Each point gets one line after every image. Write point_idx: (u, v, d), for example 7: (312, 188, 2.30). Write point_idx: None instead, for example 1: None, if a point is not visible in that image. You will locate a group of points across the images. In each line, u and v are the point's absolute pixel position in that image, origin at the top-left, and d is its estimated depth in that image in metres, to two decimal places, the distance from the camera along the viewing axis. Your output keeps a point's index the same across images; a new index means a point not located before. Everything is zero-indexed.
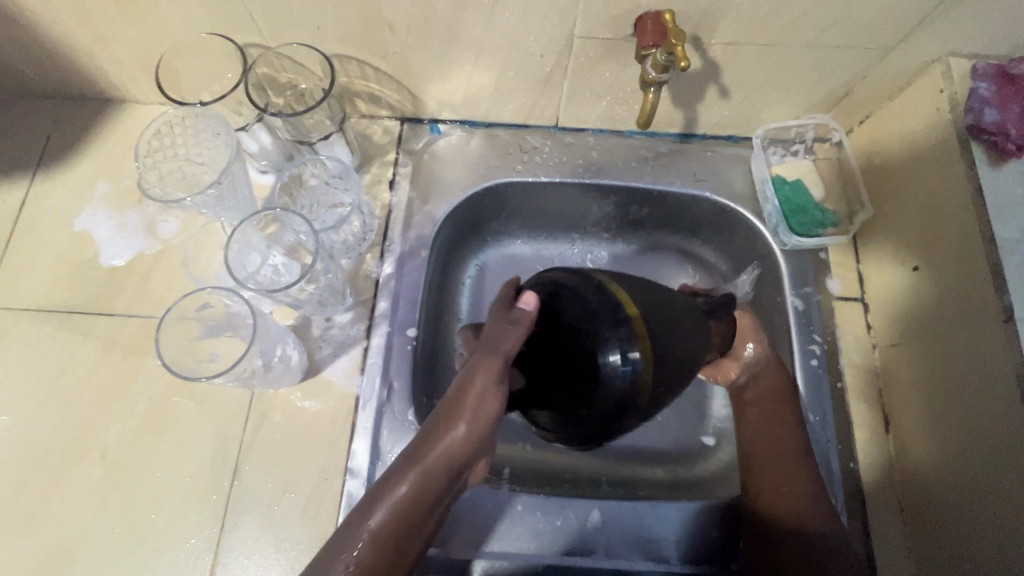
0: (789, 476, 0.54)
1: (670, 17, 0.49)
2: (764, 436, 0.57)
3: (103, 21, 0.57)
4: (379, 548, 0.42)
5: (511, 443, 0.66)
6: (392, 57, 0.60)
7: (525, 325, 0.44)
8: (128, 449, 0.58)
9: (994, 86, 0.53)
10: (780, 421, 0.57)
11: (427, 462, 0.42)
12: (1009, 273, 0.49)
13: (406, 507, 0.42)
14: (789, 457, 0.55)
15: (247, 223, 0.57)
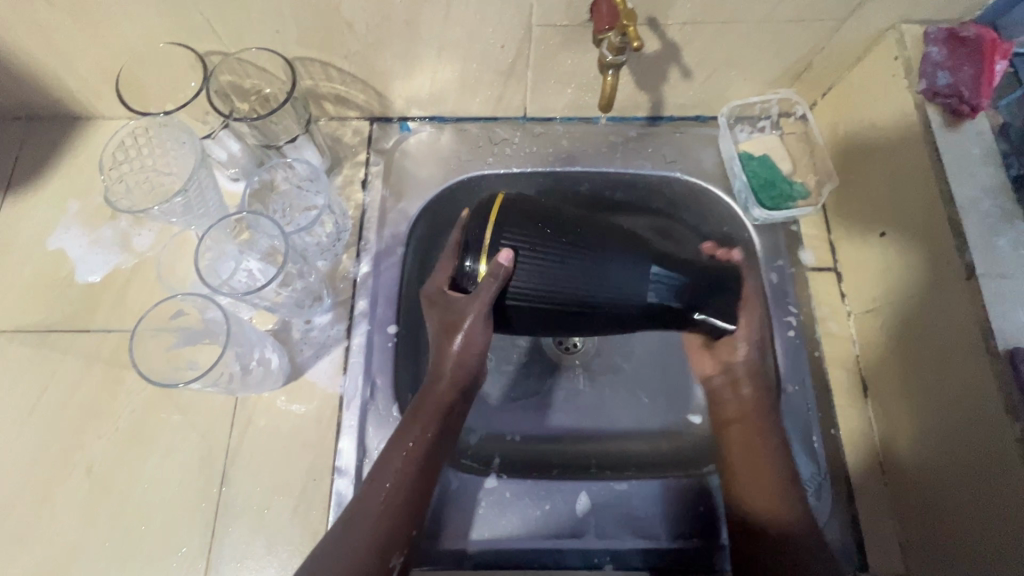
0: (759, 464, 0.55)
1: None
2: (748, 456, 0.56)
3: (62, 38, 0.56)
4: (385, 507, 0.50)
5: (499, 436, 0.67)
6: (354, 57, 0.60)
7: (499, 282, 0.48)
8: (114, 463, 0.58)
9: (946, 49, 0.54)
10: (759, 444, 0.56)
11: (420, 413, 0.53)
12: (968, 231, 0.50)
13: (404, 464, 0.51)
14: (762, 477, 0.55)
15: (216, 228, 0.57)
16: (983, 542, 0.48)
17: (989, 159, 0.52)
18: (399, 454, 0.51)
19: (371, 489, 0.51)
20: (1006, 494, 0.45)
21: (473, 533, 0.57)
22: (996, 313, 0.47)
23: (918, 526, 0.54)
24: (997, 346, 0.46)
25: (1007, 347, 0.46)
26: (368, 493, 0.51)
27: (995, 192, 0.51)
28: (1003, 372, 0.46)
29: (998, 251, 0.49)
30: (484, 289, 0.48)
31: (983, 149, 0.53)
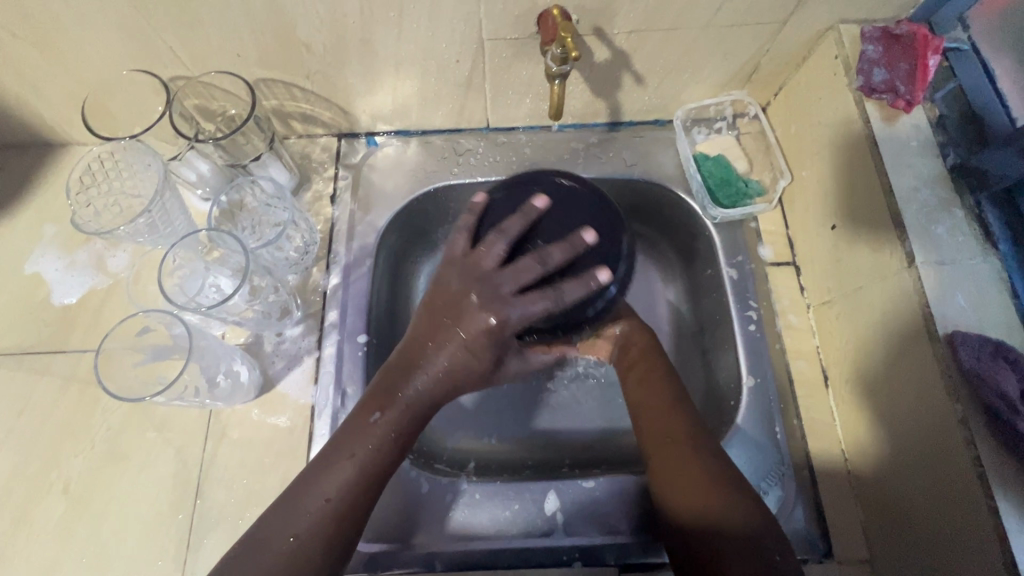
0: (669, 434, 0.52)
1: (557, 12, 0.53)
2: (659, 425, 0.53)
3: (30, 70, 0.58)
4: (329, 517, 0.45)
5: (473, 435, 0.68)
6: (316, 76, 0.62)
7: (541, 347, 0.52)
8: (90, 480, 0.59)
9: (882, 47, 0.57)
10: (651, 376, 0.57)
11: (381, 419, 0.48)
12: (907, 219, 0.52)
13: (364, 473, 0.47)
14: (661, 403, 0.54)
15: (182, 247, 0.59)
16: (932, 523, 0.48)
17: (927, 150, 0.54)
18: (352, 465, 0.47)
19: (326, 507, 0.45)
20: (952, 473, 0.46)
21: (444, 536, 0.57)
22: (935, 299, 0.49)
23: (877, 512, 0.55)
24: (937, 330, 0.48)
25: (947, 331, 0.48)
26: (305, 501, 0.45)
27: (932, 182, 0.53)
28: (944, 354, 0.47)
29: (937, 238, 0.51)
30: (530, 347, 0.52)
31: (920, 141, 0.54)
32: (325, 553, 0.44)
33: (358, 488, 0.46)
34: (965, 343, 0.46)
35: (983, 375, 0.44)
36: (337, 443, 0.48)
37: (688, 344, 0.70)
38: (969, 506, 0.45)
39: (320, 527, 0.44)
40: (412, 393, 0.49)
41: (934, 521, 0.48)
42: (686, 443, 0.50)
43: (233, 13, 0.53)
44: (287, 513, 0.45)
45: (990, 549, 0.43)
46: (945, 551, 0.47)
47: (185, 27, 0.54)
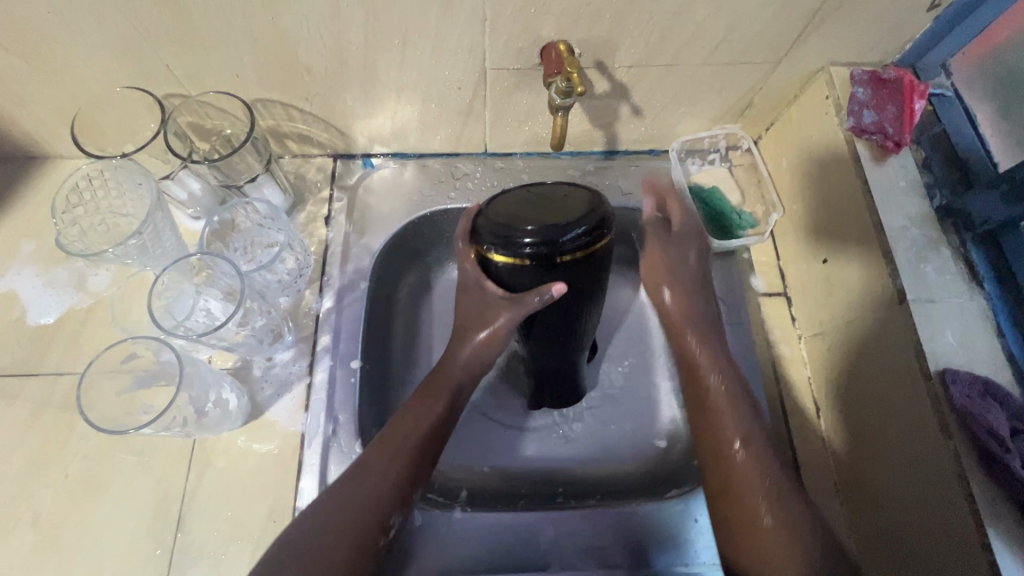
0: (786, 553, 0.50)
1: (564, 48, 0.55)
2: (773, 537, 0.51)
3: (16, 82, 0.56)
4: (390, 483, 0.49)
5: (461, 462, 0.67)
6: (315, 98, 0.62)
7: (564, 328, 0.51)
8: (63, 512, 0.56)
9: (871, 89, 0.59)
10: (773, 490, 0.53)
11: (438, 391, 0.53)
12: (899, 260, 0.53)
13: (418, 435, 0.51)
14: (780, 526, 0.51)
15: (172, 270, 0.57)
16: (921, 533, 0.50)
17: (914, 190, 0.56)
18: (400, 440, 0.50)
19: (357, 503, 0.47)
20: (947, 508, 0.47)
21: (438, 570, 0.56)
22: (927, 336, 0.50)
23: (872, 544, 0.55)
24: (930, 370, 0.49)
25: (939, 368, 0.49)
26: (375, 464, 0.49)
27: (920, 222, 0.55)
28: (938, 392, 0.48)
29: (926, 276, 0.52)
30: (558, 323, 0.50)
31: (909, 181, 0.57)
32: (385, 519, 0.48)
33: (416, 462, 0.50)
34: (957, 383, 0.48)
35: (974, 414, 0.46)
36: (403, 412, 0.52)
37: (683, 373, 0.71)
38: (951, 513, 0.46)
39: (376, 508, 0.48)
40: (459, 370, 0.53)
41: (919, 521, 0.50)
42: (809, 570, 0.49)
43: (234, 34, 0.52)
44: (357, 480, 0.48)
45: (968, 534, 0.45)
46: (932, 553, 0.49)
47: (182, 44, 0.53)
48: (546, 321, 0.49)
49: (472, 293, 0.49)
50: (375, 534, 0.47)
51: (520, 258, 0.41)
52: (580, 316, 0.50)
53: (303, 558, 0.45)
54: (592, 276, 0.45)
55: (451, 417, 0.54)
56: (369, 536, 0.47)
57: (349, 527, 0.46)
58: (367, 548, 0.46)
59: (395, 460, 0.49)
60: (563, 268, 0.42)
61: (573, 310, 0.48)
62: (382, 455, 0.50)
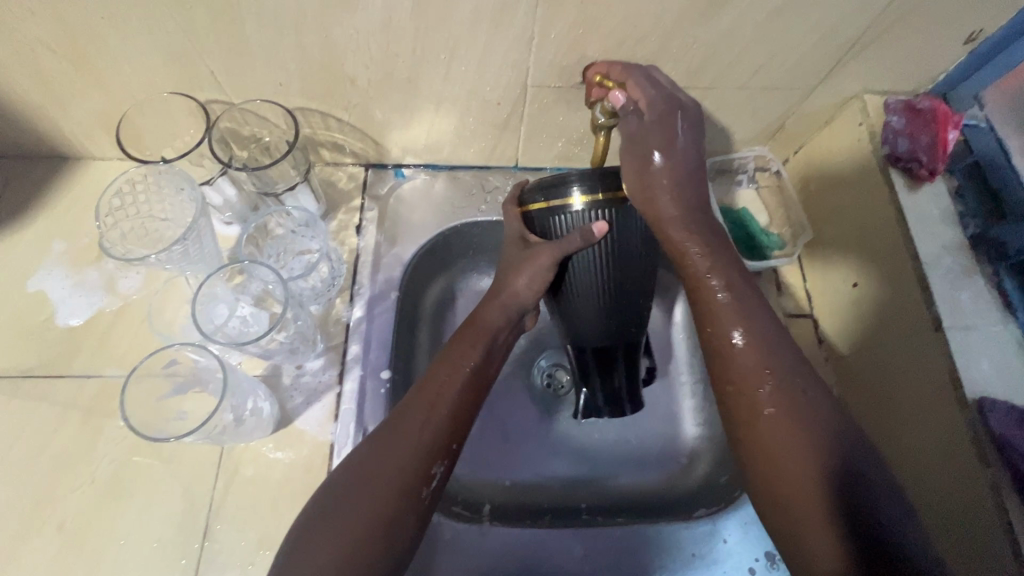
0: (786, 431, 0.45)
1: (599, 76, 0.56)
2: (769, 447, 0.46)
3: (60, 84, 0.56)
4: (434, 428, 0.47)
5: (476, 468, 0.67)
6: (355, 108, 0.62)
7: (597, 278, 0.51)
8: (89, 518, 0.55)
9: (905, 118, 0.60)
10: (763, 332, 0.49)
11: (473, 340, 0.53)
12: (934, 286, 0.54)
13: (457, 380, 0.50)
14: (781, 388, 0.47)
15: (214, 276, 0.56)
16: (951, 518, 0.51)
17: (947, 219, 0.57)
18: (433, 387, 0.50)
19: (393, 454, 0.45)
20: (982, 533, 0.48)
21: None
22: (963, 366, 0.51)
23: None
24: (966, 397, 0.50)
25: (975, 397, 0.50)
26: (416, 407, 0.48)
27: (953, 250, 0.56)
28: (975, 420, 0.49)
29: (960, 303, 0.53)
30: (589, 275, 0.51)
31: (942, 210, 0.58)
32: (427, 467, 0.46)
33: (459, 407, 0.49)
34: (994, 411, 0.48)
35: (1011, 442, 0.47)
36: (441, 362, 0.52)
37: (705, 391, 0.70)
38: (988, 538, 0.47)
39: (408, 456, 0.45)
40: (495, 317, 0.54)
41: (955, 518, 0.50)
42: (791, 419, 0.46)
43: (284, 44, 0.53)
44: (396, 429, 0.47)
45: (997, 534, 0.47)
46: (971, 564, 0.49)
47: (231, 53, 0.54)
48: (586, 270, 0.51)
49: (512, 246, 0.54)
50: (417, 483, 0.45)
51: (561, 202, 0.49)
52: (624, 271, 0.51)
53: (347, 507, 0.43)
54: (629, 229, 0.50)
55: (488, 362, 0.53)
56: (410, 482, 0.45)
57: (392, 477, 0.44)
58: (408, 498, 0.44)
59: (440, 404, 0.49)
60: (598, 210, 0.48)
61: (613, 262, 0.50)
62: (423, 399, 0.49)
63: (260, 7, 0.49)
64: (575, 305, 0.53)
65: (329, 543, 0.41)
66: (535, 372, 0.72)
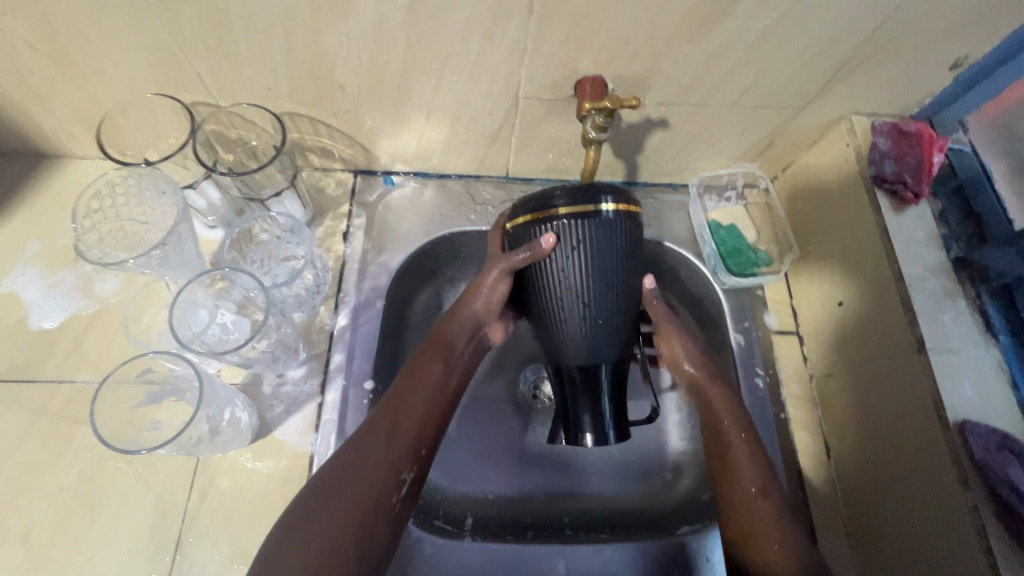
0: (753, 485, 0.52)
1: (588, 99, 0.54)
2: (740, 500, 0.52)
3: (40, 81, 0.55)
4: (399, 441, 0.48)
5: (452, 482, 0.66)
6: (345, 114, 0.61)
7: (563, 291, 0.49)
8: (55, 529, 0.54)
9: (891, 140, 0.61)
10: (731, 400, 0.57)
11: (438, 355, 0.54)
12: (917, 307, 0.54)
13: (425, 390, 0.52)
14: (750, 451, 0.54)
15: (194, 282, 0.55)
16: (930, 544, 0.51)
17: (932, 242, 0.58)
18: (400, 399, 0.51)
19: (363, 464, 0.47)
20: (961, 555, 0.48)
21: None
22: (945, 389, 0.51)
23: None
24: (947, 417, 0.50)
25: (956, 419, 0.50)
26: (380, 419, 0.49)
27: (937, 272, 0.57)
28: (956, 441, 0.49)
29: (943, 325, 0.54)
30: (556, 285, 0.49)
31: (927, 232, 0.58)
32: (396, 476, 0.47)
33: (424, 416, 0.50)
34: (974, 433, 0.49)
35: (990, 465, 0.48)
36: (406, 374, 0.53)
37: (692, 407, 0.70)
38: (966, 560, 0.48)
39: (377, 470, 0.46)
40: (460, 336, 0.56)
41: (933, 540, 0.50)
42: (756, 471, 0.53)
43: (273, 48, 0.52)
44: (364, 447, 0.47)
45: (976, 555, 0.47)
46: None
47: (218, 56, 0.53)
48: (551, 278, 0.49)
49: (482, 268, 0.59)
50: (390, 488, 0.46)
51: (540, 211, 0.48)
52: (601, 281, 0.48)
53: (318, 517, 0.44)
54: (604, 243, 0.47)
55: (451, 375, 0.54)
56: (382, 490, 0.46)
57: (368, 485, 0.46)
58: (381, 504, 0.46)
59: (407, 412, 0.50)
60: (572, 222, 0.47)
61: (592, 270, 0.48)
62: (387, 410, 0.50)
63: (250, 10, 0.48)
64: (553, 315, 0.50)
65: (298, 554, 0.42)
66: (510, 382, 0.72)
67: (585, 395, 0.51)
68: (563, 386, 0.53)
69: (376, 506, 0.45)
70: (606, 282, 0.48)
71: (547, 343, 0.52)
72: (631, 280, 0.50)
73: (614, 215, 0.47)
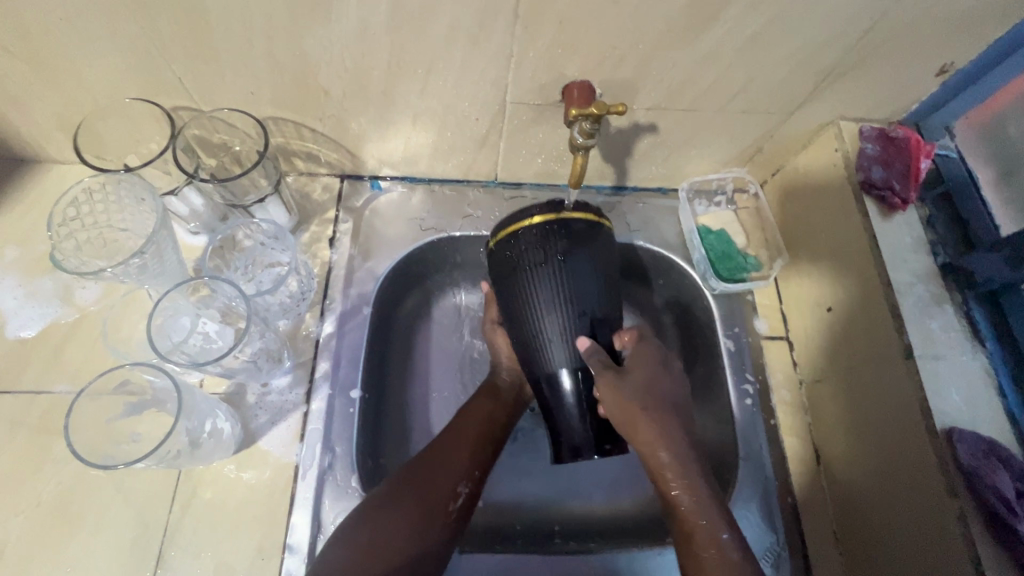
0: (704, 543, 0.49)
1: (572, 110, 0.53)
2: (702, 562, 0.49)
3: (16, 86, 0.54)
4: (455, 461, 0.55)
5: None
6: (330, 119, 0.61)
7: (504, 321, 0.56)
8: (32, 544, 0.52)
9: (879, 146, 0.61)
10: (683, 464, 0.52)
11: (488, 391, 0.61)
12: (905, 313, 0.55)
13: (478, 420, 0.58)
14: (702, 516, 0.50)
15: (176, 291, 0.55)
16: (920, 552, 0.50)
17: (919, 248, 0.58)
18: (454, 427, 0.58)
19: (413, 481, 0.53)
20: (950, 562, 0.48)
21: None
22: (932, 395, 0.51)
23: None
24: (935, 426, 0.50)
25: (944, 426, 0.50)
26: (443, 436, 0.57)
27: (924, 278, 0.57)
28: (944, 449, 0.49)
29: (930, 332, 0.54)
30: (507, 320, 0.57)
31: (913, 238, 0.59)
32: (454, 489, 0.54)
33: (479, 440, 0.57)
34: (963, 441, 0.49)
35: (977, 471, 0.48)
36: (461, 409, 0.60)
37: None
38: (955, 567, 0.47)
39: (427, 487, 0.53)
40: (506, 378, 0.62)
41: (924, 548, 0.50)
42: (707, 528, 0.50)
43: (253, 53, 0.51)
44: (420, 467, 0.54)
45: (965, 562, 0.47)
46: None
47: (197, 60, 0.52)
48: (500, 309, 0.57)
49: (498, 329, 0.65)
50: (446, 500, 0.53)
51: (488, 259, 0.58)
52: (522, 303, 0.53)
53: (376, 521, 0.50)
54: (509, 269, 0.53)
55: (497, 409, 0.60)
56: (439, 501, 0.53)
57: (422, 495, 0.52)
58: (437, 517, 0.52)
59: (464, 432, 0.57)
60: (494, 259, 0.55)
61: (570, 278, 0.52)
62: (445, 437, 0.57)
63: (229, 15, 0.47)
64: (537, 329, 0.53)
65: (361, 557, 0.48)
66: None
67: (578, 402, 0.53)
68: (550, 400, 0.54)
69: (434, 514, 0.52)
70: (580, 287, 0.52)
71: (532, 359, 0.54)
72: (550, 297, 0.52)
73: (586, 225, 0.52)
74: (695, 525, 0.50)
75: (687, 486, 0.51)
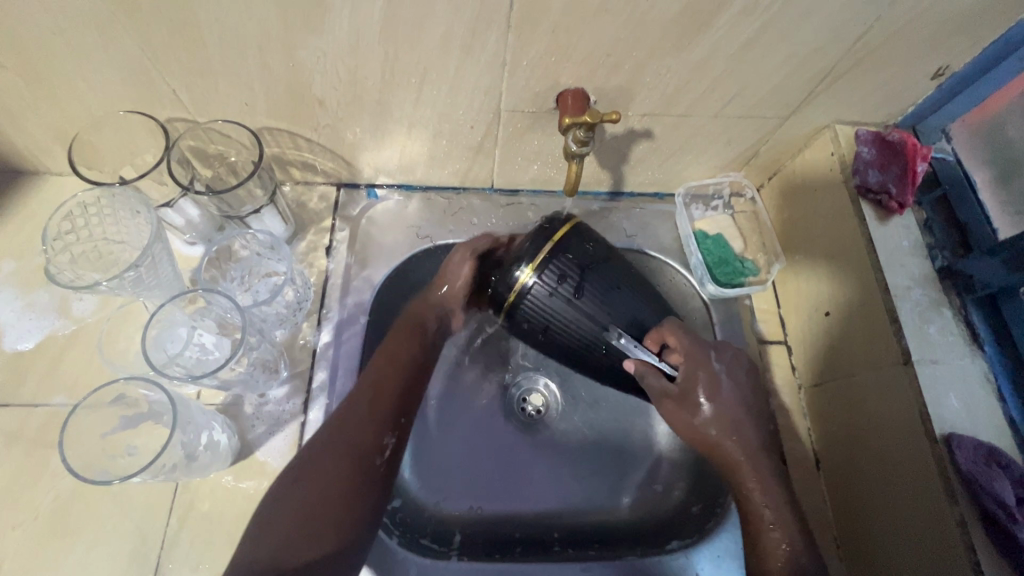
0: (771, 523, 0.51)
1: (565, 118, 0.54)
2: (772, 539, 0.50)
3: (12, 100, 0.54)
4: (377, 413, 0.50)
5: (437, 497, 0.65)
6: (325, 129, 0.61)
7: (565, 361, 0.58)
8: (29, 557, 0.52)
9: (875, 149, 0.61)
10: (755, 453, 0.52)
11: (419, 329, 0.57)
12: (902, 318, 0.54)
13: (399, 362, 0.54)
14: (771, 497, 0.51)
15: (170, 303, 0.55)
16: (920, 558, 0.50)
17: (916, 252, 0.58)
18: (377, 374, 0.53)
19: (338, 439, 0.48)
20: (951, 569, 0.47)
21: None
22: (932, 400, 0.51)
23: None
24: (935, 431, 0.50)
25: (943, 432, 0.50)
26: (363, 392, 0.51)
27: (922, 282, 0.56)
28: (944, 455, 0.49)
29: (929, 337, 0.54)
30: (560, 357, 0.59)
31: (911, 241, 0.58)
32: (379, 438, 0.49)
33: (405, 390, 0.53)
34: (962, 447, 0.48)
35: (977, 478, 0.47)
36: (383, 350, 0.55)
37: None
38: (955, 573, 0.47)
39: (355, 439, 0.49)
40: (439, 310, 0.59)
41: (924, 554, 0.50)
42: (777, 509, 0.51)
43: (247, 65, 0.51)
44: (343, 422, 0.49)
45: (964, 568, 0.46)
46: None
47: (191, 72, 0.52)
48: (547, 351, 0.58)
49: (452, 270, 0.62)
50: (370, 453, 0.48)
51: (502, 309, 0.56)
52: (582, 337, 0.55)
53: (298, 488, 0.46)
54: (554, 312, 0.54)
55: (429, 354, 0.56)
56: (363, 454, 0.48)
57: (347, 449, 0.48)
58: (366, 476, 0.48)
59: (384, 382, 0.52)
60: (528, 309, 0.54)
61: (613, 297, 0.55)
62: (370, 383, 0.52)
63: (222, 28, 0.47)
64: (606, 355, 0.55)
65: (291, 523, 0.44)
66: (498, 395, 0.71)
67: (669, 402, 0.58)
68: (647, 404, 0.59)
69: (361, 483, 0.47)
70: (616, 303, 0.54)
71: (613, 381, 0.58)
72: (604, 321, 0.54)
73: (573, 235, 0.55)
74: (759, 508, 0.51)
75: (757, 478, 0.52)
